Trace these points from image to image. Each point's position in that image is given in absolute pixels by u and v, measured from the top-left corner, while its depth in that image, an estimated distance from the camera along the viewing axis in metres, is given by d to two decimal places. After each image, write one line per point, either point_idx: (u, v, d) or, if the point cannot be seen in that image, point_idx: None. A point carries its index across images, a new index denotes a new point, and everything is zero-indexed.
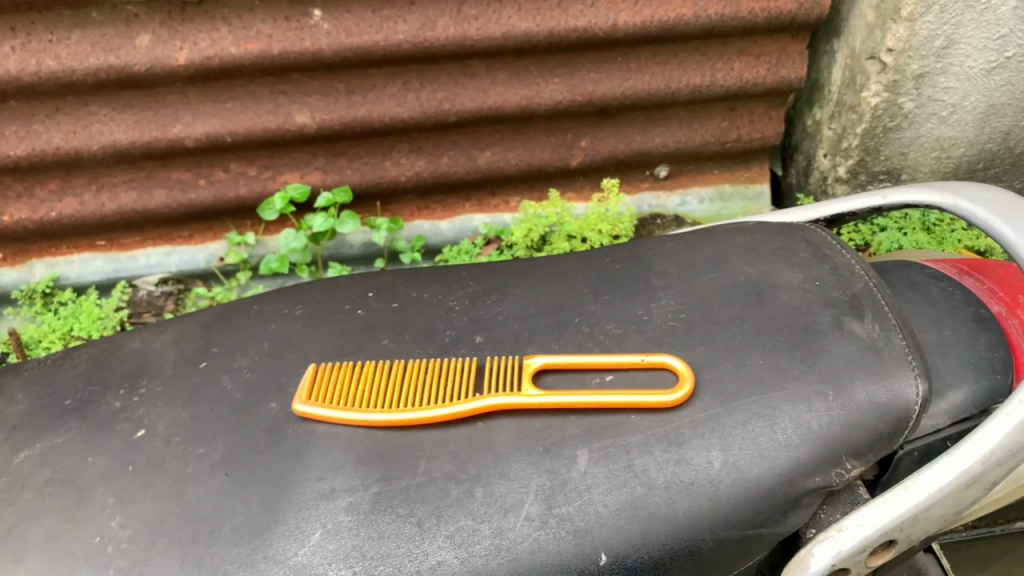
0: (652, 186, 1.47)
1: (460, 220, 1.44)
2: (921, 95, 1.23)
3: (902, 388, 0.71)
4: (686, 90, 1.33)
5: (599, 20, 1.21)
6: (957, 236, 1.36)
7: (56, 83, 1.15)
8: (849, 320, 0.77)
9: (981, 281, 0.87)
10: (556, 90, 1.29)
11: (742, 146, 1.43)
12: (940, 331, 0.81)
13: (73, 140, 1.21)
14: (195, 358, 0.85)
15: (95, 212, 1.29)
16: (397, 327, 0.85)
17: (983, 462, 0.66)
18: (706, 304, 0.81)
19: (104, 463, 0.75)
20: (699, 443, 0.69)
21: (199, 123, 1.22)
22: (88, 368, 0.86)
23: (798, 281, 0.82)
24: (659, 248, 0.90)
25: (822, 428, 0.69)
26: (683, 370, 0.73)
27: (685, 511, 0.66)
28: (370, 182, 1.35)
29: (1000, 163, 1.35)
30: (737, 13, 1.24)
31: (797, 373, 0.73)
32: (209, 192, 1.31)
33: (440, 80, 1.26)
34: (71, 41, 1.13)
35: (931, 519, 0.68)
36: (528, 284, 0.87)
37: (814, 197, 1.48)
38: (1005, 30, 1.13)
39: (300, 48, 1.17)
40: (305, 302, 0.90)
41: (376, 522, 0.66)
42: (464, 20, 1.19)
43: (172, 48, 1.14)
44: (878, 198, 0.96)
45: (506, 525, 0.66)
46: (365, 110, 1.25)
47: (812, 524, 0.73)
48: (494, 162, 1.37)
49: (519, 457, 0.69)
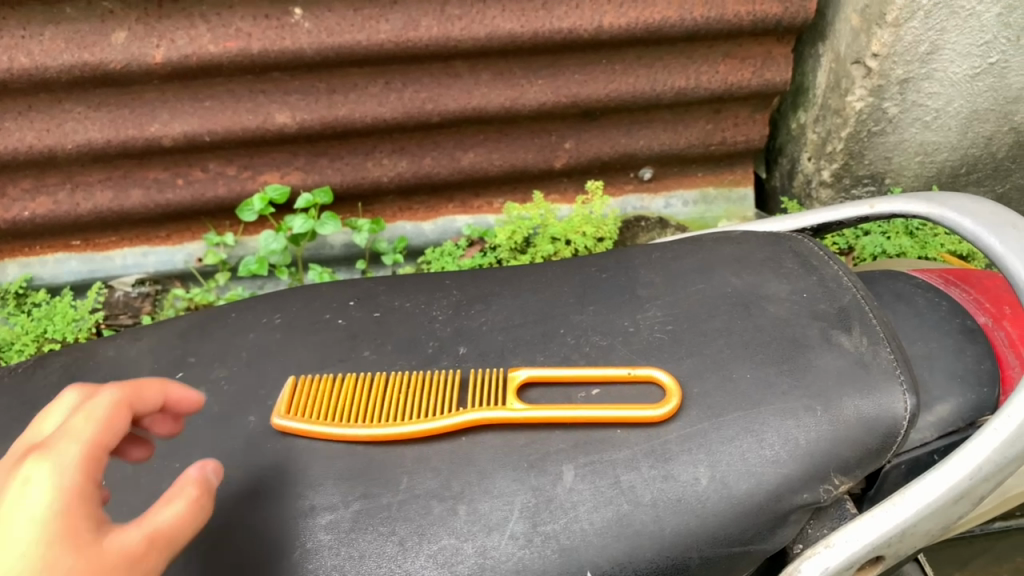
0: (636, 188, 1.47)
1: (443, 221, 1.43)
2: (905, 100, 1.22)
3: (890, 403, 0.70)
4: (671, 93, 1.32)
5: (584, 21, 1.20)
6: (939, 240, 1.36)
7: (28, 80, 1.12)
8: (836, 333, 0.76)
9: (967, 292, 0.87)
10: (540, 92, 1.28)
11: (726, 148, 1.43)
12: (927, 343, 0.81)
13: (47, 139, 1.18)
14: (172, 368, 0.83)
15: (70, 212, 1.26)
16: (379, 337, 0.83)
17: (970, 478, 0.66)
18: (693, 315, 0.80)
19: None
20: (687, 459, 0.68)
21: (177, 121, 1.20)
22: (61, 378, 0.83)
23: (786, 293, 0.82)
24: (645, 257, 0.89)
25: (810, 443, 0.68)
26: (671, 384, 0.72)
27: (671, 528, 0.65)
28: (351, 182, 1.33)
29: (983, 167, 1.35)
30: (722, 16, 1.23)
31: (785, 388, 0.72)
32: (187, 192, 1.28)
33: (423, 80, 1.24)
34: (44, 38, 1.10)
35: (918, 535, 0.68)
36: (514, 292, 0.86)
37: (798, 201, 1.48)
38: (988, 37, 1.12)
39: (280, 46, 1.14)
40: (285, 310, 0.88)
41: (357, 541, 0.65)
42: (448, 20, 1.17)
43: (149, 45, 1.12)
44: (864, 207, 0.95)
45: (490, 543, 0.64)
46: (346, 110, 1.23)
47: (801, 539, 0.72)
48: (478, 163, 1.35)
49: (505, 473, 0.68)
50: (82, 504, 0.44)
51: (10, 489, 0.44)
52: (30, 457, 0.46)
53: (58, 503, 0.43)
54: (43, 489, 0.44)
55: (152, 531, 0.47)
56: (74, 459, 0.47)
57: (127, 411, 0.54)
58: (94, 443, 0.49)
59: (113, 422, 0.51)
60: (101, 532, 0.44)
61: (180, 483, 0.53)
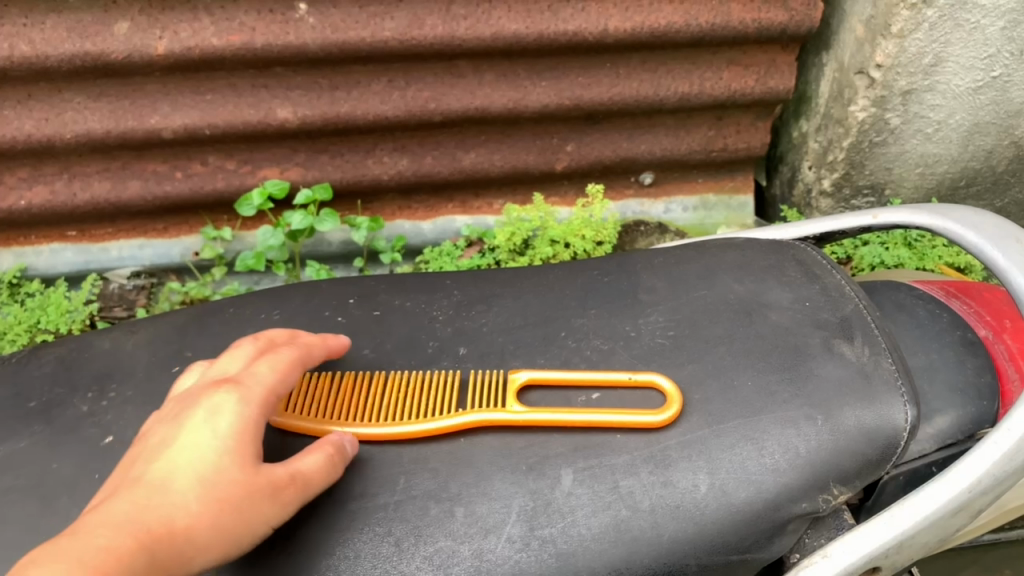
0: (636, 193, 1.46)
1: (442, 221, 1.42)
2: (907, 112, 1.22)
3: (890, 414, 0.70)
4: (674, 98, 1.31)
5: (590, 24, 1.20)
6: (937, 253, 1.36)
7: (29, 68, 1.11)
8: (839, 343, 0.76)
9: (967, 305, 0.87)
10: (544, 94, 1.27)
11: (728, 155, 1.42)
12: (927, 354, 0.81)
13: (46, 128, 1.17)
14: (168, 362, 0.82)
15: (67, 202, 1.25)
16: (378, 336, 0.82)
17: (970, 491, 0.65)
18: (696, 321, 0.80)
19: (69, 471, 0.72)
20: (686, 466, 0.67)
21: (177, 114, 1.19)
22: (55, 369, 0.82)
23: (788, 301, 0.81)
24: (647, 262, 0.89)
25: (810, 453, 0.68)
26: (672, 390, 0.72)
27: (669, 535, 0.65)
28: (351, 180, 1.32)
29: (982, 181, 1.35)
30: (728, 23, 1.22)
31: (785, 396, 0.71)
32: (186, 185, 1.27)
33: (427, 79, 1.23)
34: (46, 26, 1.09)
35: (916, 546, 0.67)
36: (514, 294, 0.85)
37: (798, 210, 1.48)
38: (992, 50, 1.12)
39: (284, 41, 1.14)
40: (284, 306, 0.87)
41: (352, 541, 0.64)
42: (453, 19, 1.16)
43: (152, 36, 1.11)
44: (867, 217, 0.95)
45: (487, 546, 0.64)
46: (348, 107, 1.23)
47: (797, 549, 0.72)
48: (479, 164, 1.35)
49: (503, 476, 0.67)
50: (248, 432, 0.60)
51: (208, 409, 0.61)
52: (226, 387, 0.63)
53: (234, 426, 0.60)
54: (228, 417, 0.60)
55: (297, 470, 0.61)
56: (255, 399, 0.63)
57: (298, 367, 0.70)
58: (271, 389, 0.65)
59: (285, 374, 0.68)
60: (258, 456, 0.60)
61: (319, 440, 0.66)
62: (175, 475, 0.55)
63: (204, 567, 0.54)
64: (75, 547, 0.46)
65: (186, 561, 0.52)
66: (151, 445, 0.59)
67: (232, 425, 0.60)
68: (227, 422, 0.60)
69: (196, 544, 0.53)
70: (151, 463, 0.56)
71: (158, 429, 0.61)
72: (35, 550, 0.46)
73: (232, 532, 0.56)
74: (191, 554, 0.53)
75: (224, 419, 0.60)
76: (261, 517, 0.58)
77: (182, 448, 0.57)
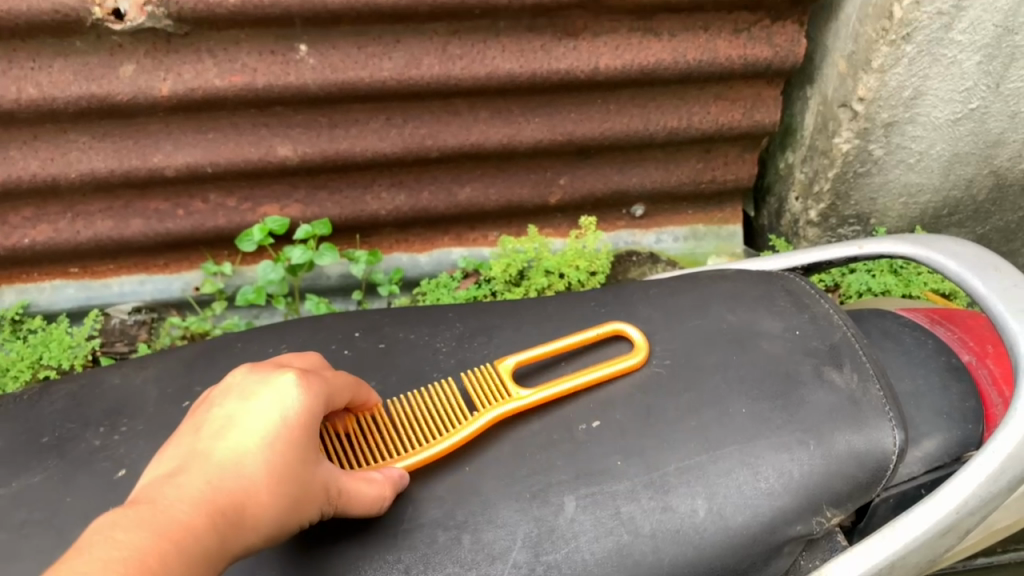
0: (628, 224, 1.50)
1: (438, 253, 1.45)
2: (890, 143, 1.26)
3: (879, 438, 0.73)
4: (663, 132, 1.35)
5: (581, 62, 1.24)
6: (922, 279, 1.40)
7: (37, 110, 1.14)
8: (828, 370, 0.79)
9: (951, 331, 0.90)
10: (537, 130, 1.31)
11: (716, 186, 1.46)
12: (914, 380, 0.84)
13: (51, 168, 1.20)
14: (177, 397, 0.84)
15: (71, 239, 1.28)
16: (384, 368, 0.85)
17: (958, 511, 0.68)
18: (691, 350, 0.82)
19: (83, 504, 0.74)
20: (684, 491, 0.70)
21: (180, 152, 1.22)
22: (67, 404, 0.84)
23: (778, 330, 0.84)
24: (642, 293, 0.92)
25: (804, 476, 0.71)
26: (640, 341, 0.82)
27: (669, 559, 0.67)
28: (349, 215, 1.35)
29: (964, 209, 1.39)
30: (714, 60, 1.27)
31: (778, 422, 0.74)
32: (187, 222, 1.30)
33: (424, 117, 1.27)
34: (53, 70, 1.12)
35: (908, 566, 0.70)
36: (514, 326, 0.88)
37: (786, 239, 1.52)
38: (969, 83, 1.17)
39: (285, 82, 1.17)
40: (290, 340, 0.90)
41: (363, 569, 0.66)
42: (449, 59, 1.20)
43: (157, 78, 1.14)
44: (853, 248, 0.98)
45: (493, 572, 0.66)
46: (347, 144, 1.26)
47: (793, 571, 0.74)
48: (474, 198, 1.38)
49: (508, 504, 0.70)
50: (310, 421, 0.60)
51: (274, 390, 0.60)
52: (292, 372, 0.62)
53: (298, 413, 0.59)
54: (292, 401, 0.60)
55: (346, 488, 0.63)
56: (317, 391, 0.62)
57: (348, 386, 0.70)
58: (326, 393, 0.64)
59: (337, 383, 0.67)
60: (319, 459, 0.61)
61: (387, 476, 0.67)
62: (243, 452, 0.55)
63: (253, 550, 0.54)
64: (156, 519, 0.47)
65: (242, 543, 0.53)
66: (217, 416, 0.58)
67: (297, 411, 0.59)
68: (295, 405, 0.59)
69: (253, 526, 0.54)
70: (218, 436, 0.56)
71: (220, 399, 0.60)
72: (116, 515, 0.46)
73: (283, 520, 0.56)
74: (247, 535, 0.53)
75: (293, 403, 0.59)
76: (308, 511, 0.59)
77: (251, 427, 0.57)
